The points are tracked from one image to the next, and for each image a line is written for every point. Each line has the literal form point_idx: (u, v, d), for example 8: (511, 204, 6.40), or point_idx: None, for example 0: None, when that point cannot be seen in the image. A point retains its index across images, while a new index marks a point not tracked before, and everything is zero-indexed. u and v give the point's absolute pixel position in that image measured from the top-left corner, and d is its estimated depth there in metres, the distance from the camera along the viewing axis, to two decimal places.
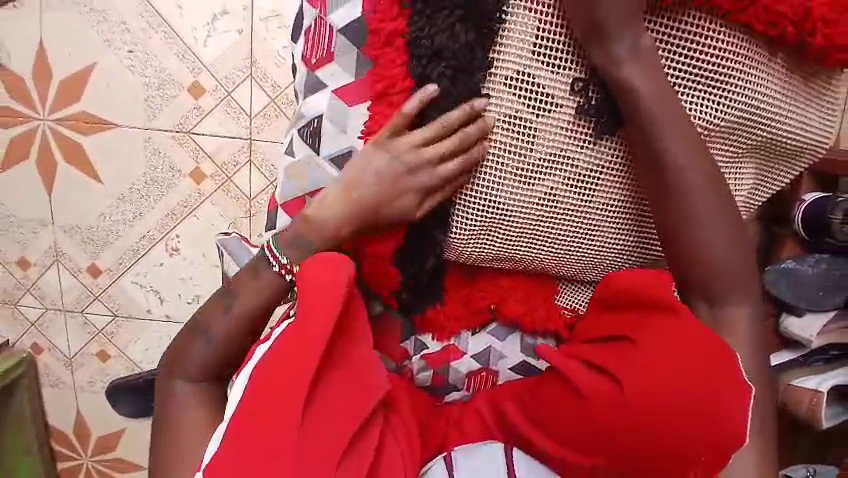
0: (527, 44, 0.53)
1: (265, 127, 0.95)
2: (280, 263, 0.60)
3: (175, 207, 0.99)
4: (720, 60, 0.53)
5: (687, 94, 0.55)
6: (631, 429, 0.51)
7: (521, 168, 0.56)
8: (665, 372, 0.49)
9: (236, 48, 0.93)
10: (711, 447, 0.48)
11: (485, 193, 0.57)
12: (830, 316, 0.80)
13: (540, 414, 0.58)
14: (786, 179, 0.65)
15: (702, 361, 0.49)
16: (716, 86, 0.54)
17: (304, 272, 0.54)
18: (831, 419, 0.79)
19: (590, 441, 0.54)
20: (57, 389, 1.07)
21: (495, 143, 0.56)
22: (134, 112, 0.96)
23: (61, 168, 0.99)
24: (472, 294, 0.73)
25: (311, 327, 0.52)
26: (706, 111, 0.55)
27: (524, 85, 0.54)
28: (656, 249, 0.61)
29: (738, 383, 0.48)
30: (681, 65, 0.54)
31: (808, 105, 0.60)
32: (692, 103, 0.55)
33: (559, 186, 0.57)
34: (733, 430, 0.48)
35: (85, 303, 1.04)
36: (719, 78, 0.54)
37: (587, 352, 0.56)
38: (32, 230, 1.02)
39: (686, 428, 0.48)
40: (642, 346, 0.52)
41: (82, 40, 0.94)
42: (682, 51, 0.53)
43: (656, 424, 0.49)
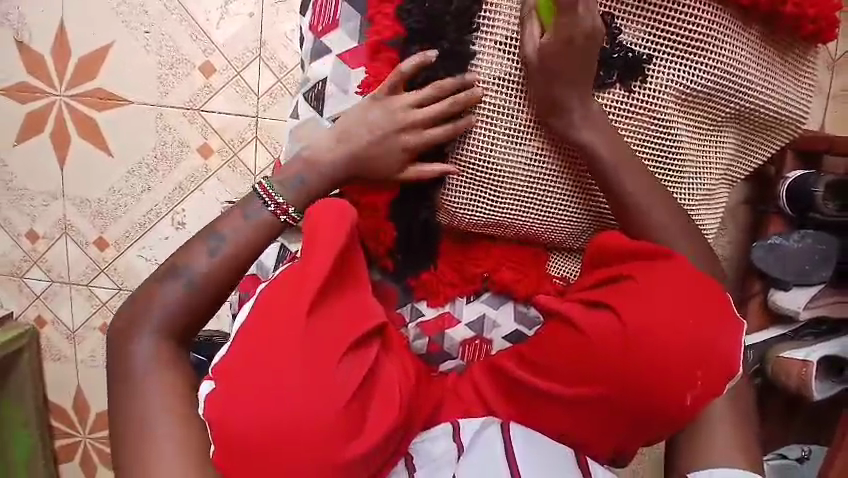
0: (513, 16, 0.62)
1: (272, 105, 0.98)
2: (275, 203, 0.65)
3: (182, 182, 1.01)
4: (694, 29, 0.61)
5: (669, 59, 0.62)
6: (640, 370, 0.50)
7: (513, 129, 0.64)
8: (670, 314, 0.50)
9: (246, 31, 0.97)
10: (711, 380, 0.51)
11: (484, 150, 0.65)
12: (817, 289, 0.84)
13: (545, 362, 0.55)
14: (765, 150, 0.73)
15: (704, 306, 0.51)
16: (694, 53, 0.62)
17: (312, 216, 0.55)
18: (821, 392, 0.83)
19: (597, 390, 0.52)
20: (59, 363, 1.08)
21: (494, 104, 0.63)
22: (147, 88, 1.00)
23: (75, 142, 1.02)
24: (465, 260, 0.74)
25: (318, 264, 0.52)
26: (686, 76, 0.62)
27: (511, 51, 0.62)
28: (609, 217, 0.68)
29: (733, 321, 0.52)
30: (665, 33, 0.61)
31: (784, 77, 0.67)
32: (673, 68, 0.62)
33: (544, 147, 0.65)
34: (727, 365, 0.51)
35: (91, 276, 1.05)
36: (695, 46, 0.61)
37: (586, 295, 0.55)
38: (43, 203, 1.05)
39: (692, 365, 0.50)
40: (646, 290, 0.52)
41: (100, 21, 0.99)
42: (664, 19, 0.61)
43: (665, 364, 0.50)
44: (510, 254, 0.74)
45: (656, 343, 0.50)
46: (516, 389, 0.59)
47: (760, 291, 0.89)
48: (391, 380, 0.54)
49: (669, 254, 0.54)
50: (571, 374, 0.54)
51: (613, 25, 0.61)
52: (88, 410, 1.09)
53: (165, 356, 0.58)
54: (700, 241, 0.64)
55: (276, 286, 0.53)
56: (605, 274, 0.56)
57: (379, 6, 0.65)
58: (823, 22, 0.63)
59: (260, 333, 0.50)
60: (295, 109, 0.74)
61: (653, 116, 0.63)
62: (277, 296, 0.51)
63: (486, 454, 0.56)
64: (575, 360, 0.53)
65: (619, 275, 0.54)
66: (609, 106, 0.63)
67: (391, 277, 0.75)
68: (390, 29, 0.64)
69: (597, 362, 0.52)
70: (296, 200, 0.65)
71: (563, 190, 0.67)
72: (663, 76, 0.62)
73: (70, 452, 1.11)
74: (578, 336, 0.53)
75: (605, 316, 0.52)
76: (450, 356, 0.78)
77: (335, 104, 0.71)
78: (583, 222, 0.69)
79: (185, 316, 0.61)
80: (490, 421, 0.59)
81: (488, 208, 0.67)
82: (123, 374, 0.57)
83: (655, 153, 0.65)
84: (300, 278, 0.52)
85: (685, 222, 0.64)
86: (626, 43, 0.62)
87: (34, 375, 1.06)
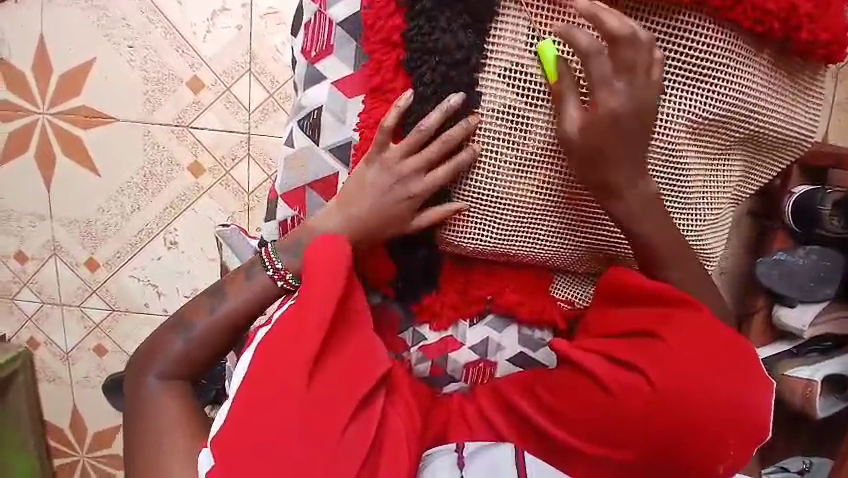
0: (520, 41, 0.59)
1: (262, 122, 0.98)
2: (276, 267, 0.64)
3: (174, 201, 1.02)
4: (706, 58, 0.59)
5: (679, 87, 0.60)
6: (667, 426, 0.51)
7: (520, 160, 0.62)
8: (694, 370, 0.51)
9: (236, 43, 0.96)
10: (740, 440, 0.51)
11: (489, 183, 0.63)
12: (821, 306, 0.82)
13: (562, 409, 0.57)
14: (774, 171, 0.71)
15: (732, 361, 0.52)
16: (705, 80, 0.60)
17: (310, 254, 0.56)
18: (825, 409, 0.83)
19: (621, 443, 0.53)
20: (54, 384, 1.10)
21: (498, 135, 0.61)
22: (133, 105, 0.99)
23: (60, 160, 1.02)
24: (469, 283, 0.73)
25: (317, 314, 0.54)
26: (697, 104, 0.61)
27: (515, 78, 0.60)
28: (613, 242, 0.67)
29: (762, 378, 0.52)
30: (675, 60, 0.59)
31: (795, 100, 0.65)
32: (683, 95, 0.60)
33: (554, 177, 0.63)
34: (759, 424, 0.51)
35: (82, 297, 1.06)
36: (706, 74, 0.60)
37: (603, 346, 0.57)
38: (31, 224, 1.05)
39: (720, 425, 0.50)
40: (669, 342, 0.53)
41: (82, 38, 0.98)
42: (675, 45, 0.59)
43: (690, 422, 0.50)
44: (513, 278, 0.73)
45: (679, 399, 0.51)
46: (524, 424, 0.59)
47: (761, 307, 0.88)
48: (398, 431, 0.56)
49: (691, 302, 0.55)
50: (593, 422, 0.54)
51: None
52: (86, 430, 1.12)
53: (177, 391, 0.62)
54: (700, 272, 0.64)
55: (276, 336, 0.54)
56: (629, 322, 0.56)
57: (381, 44, 0.62)
58: (837, 46, 0.60)
59: (270, 389, 0.52)
60: (289, 136, 0.73)
61: (663, 144, 0.61)
62: (292, 352, 0.53)
63: (489, 465, 0.56)
64: (594, 410, 0.55)
65: (639, 324, 0.56)
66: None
67: (394, 301, 0.74)
68: (393, 71, 0.62)
69: (622, 408, 0.53)
70: (294, 266, 0.63)
71: (577, 217, 0.65)
72: (673, 105, 0.60)
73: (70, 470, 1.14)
74: (602, 395, 0.54)
75: (629, 375, 0.54)
76: (452, 379, 0.77)
77: (331, 134, 0.70)
78: (595, 248, 0.67)
79: (189, 363, 0.63)
80: (502, 445, 0.59)
81: (493, 239, 0.66)
82: (139, 401, 0.62)
83: (663, 183, 0.63)
84: (305, 329, 0.54)
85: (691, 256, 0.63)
86: None
87: (31, 396, 1.08)
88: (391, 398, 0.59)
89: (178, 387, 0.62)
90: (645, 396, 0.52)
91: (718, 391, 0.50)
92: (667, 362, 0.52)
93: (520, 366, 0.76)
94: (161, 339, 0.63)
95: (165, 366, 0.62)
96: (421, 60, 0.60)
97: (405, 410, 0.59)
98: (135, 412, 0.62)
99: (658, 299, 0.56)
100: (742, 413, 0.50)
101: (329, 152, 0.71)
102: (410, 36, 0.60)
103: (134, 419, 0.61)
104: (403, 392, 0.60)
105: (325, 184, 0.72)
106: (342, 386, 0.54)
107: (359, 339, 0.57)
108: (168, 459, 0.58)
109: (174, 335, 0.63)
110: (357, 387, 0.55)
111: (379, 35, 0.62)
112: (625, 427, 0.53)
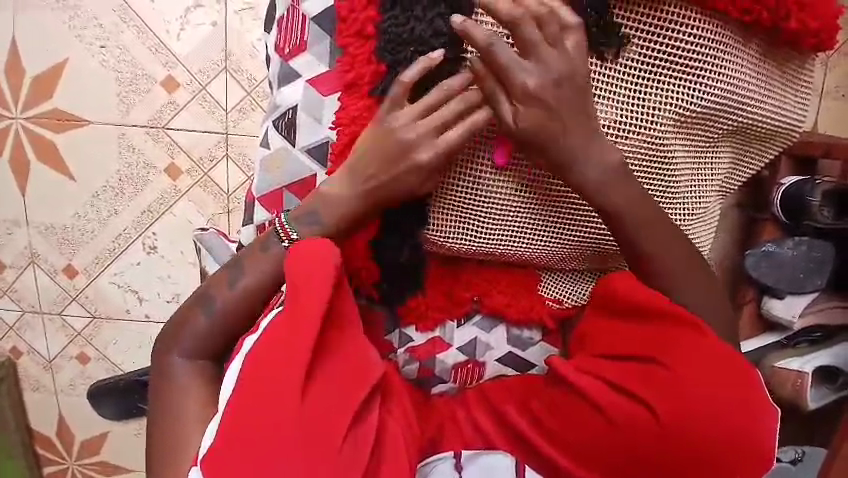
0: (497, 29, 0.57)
1: (242, 120, 0.96)
2: (290, 239, 0.62)
3: (151, 205, 1.00)
4: (693, 49, 0.57)
5: (666, 80, 0.58)
6: (672, 453, 0.56)
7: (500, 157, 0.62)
8: (695, 397, 0.56)
9: (210, 41, 0.94)
10: (742, 455, 0.55)
11: (469, 180, 0.62)
12: (811, 298, 0.81)
13: (571, 434, 0.61)
14: (762, 161, 0.70)
15: (728, 383, 0.56)
16: (692, 71, 0.58)
17: (296, 263, 0.56)
18: (816, 401, 0.82)
19: (626, 468, 0.58)
20: (38, 392, 1.10)
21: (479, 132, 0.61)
22: (106, 108, 0.97)
23: (34, 167, 1.00)
24: (455, 285, 0.71)
25: (306, 328, 0.54)
26: (685, 97, 0.59)
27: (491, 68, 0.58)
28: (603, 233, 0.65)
29: (756, 395, 0.56)
30: (661, 51, 0.57)
31: (783, 89, 0.64)
32: (670, 87, 0.58)
33: (534, 174, 0.62)
34: (756, 442, 0.56)
35: (63, 304, 1.06)
36: (693, 65, 0.58)
37: (602, 368, 0.61)
38: (7, 231, 1.04)
39: (722, 447, 0.55)
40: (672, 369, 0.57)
41: (52, 38, 0.96)
42: (662, 36, 0.57)
43: (694, 445, 0.55)
44: (501, 279, 0.71)
45: (681, 425, 0.55)
46: (514, 435, 0.66)
47: (750, 300, 0.87)
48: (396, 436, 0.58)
49: (687, 322, 0.59)
50: (598, 444, 0.59)
51: (603, 49, 0.57)
52: (73, 438, 1.12)
53: (203, 369, 0.62)
54: (678, 254, 0.62)
55: (262, 348, 0.55)
56: (627, 345, 0.60)
57: (356, 36, 0.60)
58: (824, 34, 0.59)
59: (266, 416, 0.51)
60: (265, 136, 0.71)
61: (649, 134, 0.59)
62: (281, 372, 0.53)
63: (482, 468, 0.65)
64: (602, 437, 0.59)
65: (637, 346, 0.60)
66: (606, 128, 0.59)
67: (379, 303, 0.72)
68: (370, 70, 0.60)
69: (626, 434, 0.57)
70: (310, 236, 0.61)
71: (560, 217, 0.64)
72: (659, 97, 0.58)
73: None
74: (606, 423, 0.59)
75: (632, 404, 0.58)
76: (443, 379, 0.76)
77: (306, 135, 0.68)
78: (587, 245, 0.66)
79: (213, 339, 0.62)
80: (495, 453, 0.66)
81: (475, 243, 0.65)
82: (160, 376, 0.62)
83: (648, 170, 0.61)
84: (292, 345, 0.54)
85: (667, 237, 0.61)
86: (623, 63, 0.58)
87: (14, 405, 1.09)
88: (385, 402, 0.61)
89: (203, 362, 0.62)
90: (650, 427, 0.56)
91: (720, 418, 0.55)
92: (669, 389, 0.56)
93: (509, 366, 0.75)
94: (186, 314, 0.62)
95: (190, 342, 0.61)
96: (396, 50, 0.58)
97: (402, 415, 0.61)
98: (162, 384, 0.62)
99: (657, 318, 0.60)
100: (741, 432, 0.55)
101: (305, 152, 0.68)
102: (387, 27, 0.58)
103: (157, 387, 0.62)
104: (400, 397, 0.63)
105: (304, 185, 0.70)
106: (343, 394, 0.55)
107: (353, 350, 0.58)
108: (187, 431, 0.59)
109: (196, 311, 0.62)
110: (356, 393, 0.56)
111: (354, 26, 0.60)
112: (629, 450, 0.57)
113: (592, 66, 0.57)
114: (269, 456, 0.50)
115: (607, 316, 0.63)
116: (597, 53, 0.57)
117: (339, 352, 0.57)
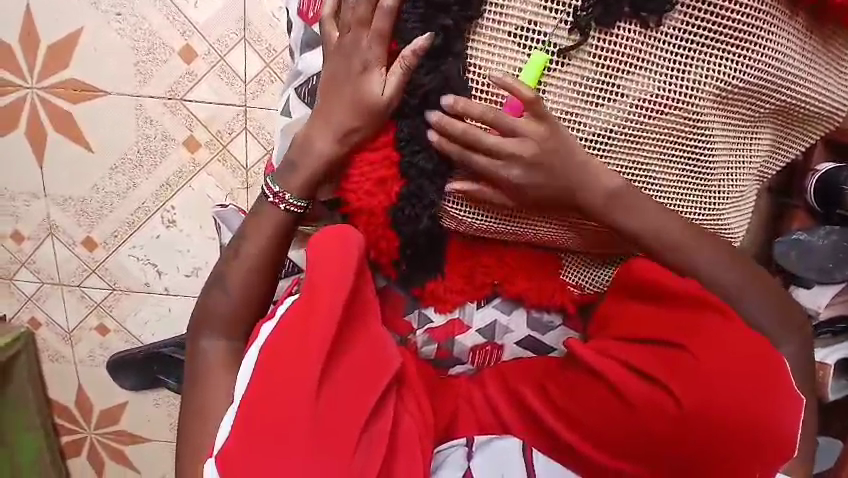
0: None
1: (260, 93, 0.95)
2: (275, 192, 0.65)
3: (169, 178, 1.00)
4: (739, 21, 0.54)
5: (709, 52, 0.55)
6: (684, 441, 0.55)
7: None
8: (719, 387, 0.53)
9: (229, 9, 0.92)
10: (764, 457, 0.53)
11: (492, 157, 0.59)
12: (839, 288, 0.79)
13: (585, 416, 0.61)
14: (799, 144, 0.67)
15: (756, 376, 0.53)
16: (738, 45, 0.55)
17: (320, 247, 0.57)
18: (837, 391, 0.81)
19: (634, 451, 0.58)
20: (57, 363, 1.12)
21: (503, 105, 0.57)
22: (124, 79, 0.96)
23: (51, 138, 0.99)
24: (475, 267, 0.70)
25: (326, 310, 0.55)
26: (730, 71, 0.55)
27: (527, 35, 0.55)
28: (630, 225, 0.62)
29: (790, 395, 0.53)
30: (707, 23, 0.54)
31: (828, 69, 0.61)
32: (711, 61, 0.55)
33: None
34: (783, 443, 0.53)
35: (82, 276, 1.06)
36: (741, 39, 0.54)
37: (616, 350, 0.61)
38: (25, 203, 1.04)
39: (742, 444, 0.53)
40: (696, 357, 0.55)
41: (68, 6, 0.94)
42: (710, 7, 0.53)
43: (712, 440, 0.54)
44: (523, 261, 0.69)
45: (700, 416, 0.54)
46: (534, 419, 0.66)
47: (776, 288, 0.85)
48: (410, 430, 0.59)
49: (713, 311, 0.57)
50: (605, 424, 0.60)
51: (645, 15, 0.53)
52: (92, 408, 1.14)
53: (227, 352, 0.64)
54: (674, 224, 0.60)
55: (283, 329, 0.56)
56: (645, 328, 0.60)
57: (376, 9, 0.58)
58: None
59: (287, 391, 0.52)
60: (287, 104, 0.69)
61: (688, 111, 0.56)
62: (302, 349, 0.54)
63: (499, 451, 0.65)
64: (614, 419, 0.59)
65: (654, 329, 0.59)
66: (642, 102, 0.56)
67: (397, 285, 0.72)
68: None
69: (635, 412, 0.58)
70: (291, 187, 0.64)
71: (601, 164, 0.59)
72: (702, 70, 0.55)
73: (78, 447, 1.18)
74: (621, 407, 0.59)
75: (650, 388, 0.57)
76: (460, 361, 0.75)
77: None
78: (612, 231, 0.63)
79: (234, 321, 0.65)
80: (507, 438, 0.66)
81: None
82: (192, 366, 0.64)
83: (682, 147, 0.58)
84: (312, 324, 0.55)
85: (653, 209, 0.59)
86: (666, 32, 0.54)
87: (34, 376, 1.11)
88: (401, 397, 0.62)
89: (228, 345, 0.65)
90: (663, 412, 0.56)
91: (739, 415, 0.53)
92: (686, 374, 0.55)
93: (529, 349, 0.74)
94: (209, 302, 0.65)
95: (217, 326, 0.65)
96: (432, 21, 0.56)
97: (417, 409, 0.62)
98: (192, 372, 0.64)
99: (679, 302, 0.58)
100: (764, 430, 0.53)
101: None
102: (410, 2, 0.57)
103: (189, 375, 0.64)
104: (414, 387, 0.64)
105: None
106: (356, 382, 0.57)
107: (370, 339, 0.59)
108: (215, 380, 0.63)
109: (216, 295, 0.65)
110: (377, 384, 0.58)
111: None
112: (639, 434, 0.57)
113: (633, 33, 0.54)
114: (282, 433, 0.51)
115: (626, 298, 0.63)
116: (640, 19, 0.53)
117: (359, 338, 0.58)
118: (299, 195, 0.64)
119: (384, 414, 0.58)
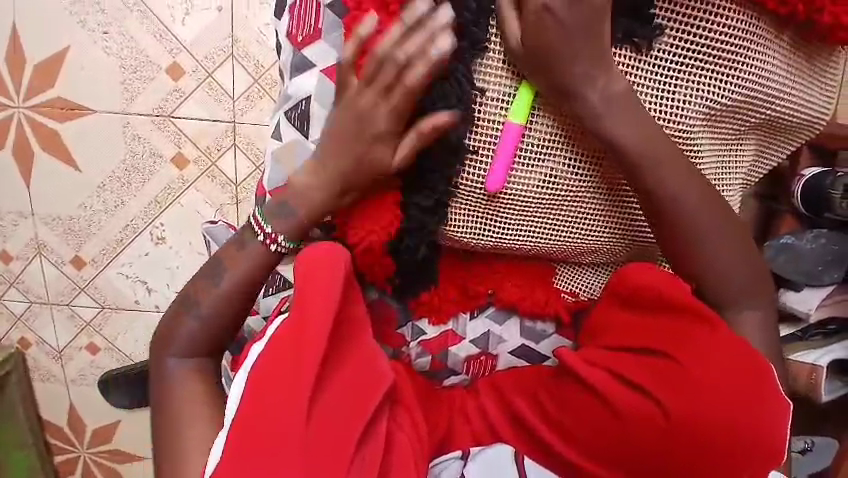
0: None
1: (249, 109, 0.95)
2: (265, 232, 0.65)
3: (158, 194, 0.99)
4: (727, 39, 0.54)
5: (699, 70, 0.55)
6: (679, 451, 0.54)
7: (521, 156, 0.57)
8: (710, 396, 0.53)
9: (215, 26, 0.92)
10: (756, 463, 0.53)
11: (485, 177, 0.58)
12: (827, 292, 0.80)
13: (578, 427, 0.61)
14: (784, 152, 0.67)
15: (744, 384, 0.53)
16: (726, 64, 0.55)
17: (304, 262, 0.57)
18: (829, 394, 0.82)
19: (627, 461, 0.58)
20: (48, 382, 1.12)
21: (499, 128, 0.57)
22: (111, 96, 0.95)
23: (38, 157, 0.99)
24: (466, 280, 0.70)
25: (314, 329, 0.55)
26: (718, 89, 0.56)
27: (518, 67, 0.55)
28: (626, 234, 0.63)
29: (775, 400, 0.53)
30: (696, 41, 0.54)
31: (811, 82, 0.61)
32: (701, 79, 0.55)
33: (559, 169, 0.58)
34: (773, 448, 0.53)
35: (71, 295, 1.06)
36: (729, 58, 0.55)
37: (608, 361, 0.61)
38: (13, 223, 1.03)
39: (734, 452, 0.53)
40: (685, 369, 0.55)
41: (53, 24, 0.93)
42: (698, 27, 0.54)
43: (704, 448, 0.53)
44: (515, 271, 0.69)
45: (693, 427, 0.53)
46: (531, 434, 0.65)
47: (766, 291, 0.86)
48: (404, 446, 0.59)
49: (701, 319, 0.57)
50: (599, 435, 0.60)
51: (636, 38, 0.54)
52: (85, 427, 1.14)
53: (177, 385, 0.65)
54: (701, 230, 0.58)
55: (270, 350, 0.56)
56: (634, 339, 0.60)
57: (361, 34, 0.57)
58: None
59: (279, 414, 0.52)
60: (276, 128, 0.69)
61: (675, 130, 0.57)
62: (289, 369, 0.54)
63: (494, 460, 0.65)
64: (606, 430, 0.59)
65: (642, 339, 0.59)
66: None
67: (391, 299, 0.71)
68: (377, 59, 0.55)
69: (625, 426, 0.57)
70: (286, 229, 0.64)
71: (600, 173, 0.59)
72: (691, 88, 0.55)
73: (70, 466, 1.17)
74: (613, 419, 0.58)
75: (637, 398, 0.57)
76: (454, 372, 0.75)
77: (319, 125, 0.67)
78: (607, 243, 0.63)
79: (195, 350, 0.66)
80: (498, 446, 0.66)
81: (497, 216, 0.60)
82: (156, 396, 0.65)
83: None
84: (300, 344, 0.55)
85: (674, 220, 0.58)
86: (656, 54, 0.55)
87: (24, 396, 1.10)
88: (393, 413, 0.62)
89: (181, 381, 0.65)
90: (654, 422, 0.56)
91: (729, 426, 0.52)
92: (676, 385, 0.55)
93: (522, 358, 0.74)
94: (170, 328, 0.66)
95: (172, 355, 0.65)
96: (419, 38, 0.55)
97: (410, 424, 0.63)
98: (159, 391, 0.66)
99: (668, 310, 0.58)
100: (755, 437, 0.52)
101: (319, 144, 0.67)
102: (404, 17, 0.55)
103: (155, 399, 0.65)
104: (407, 402, 0.65)
105: None
106: (346, 399, 0.56)
107: (358, 354, 0.59)
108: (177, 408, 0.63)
109: (177, 325, 0.66)
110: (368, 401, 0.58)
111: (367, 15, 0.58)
112: (632, 444, 0.57)
113: (624, 58, 0.55)
114: (274, 456, 0.50)
115: (613, 305, 0.63)
116: (632, 43, 0.54)
117: (349, 355, 0.58)
118: (290, 237, 0.64)
119: (377, 430, 0.58)
